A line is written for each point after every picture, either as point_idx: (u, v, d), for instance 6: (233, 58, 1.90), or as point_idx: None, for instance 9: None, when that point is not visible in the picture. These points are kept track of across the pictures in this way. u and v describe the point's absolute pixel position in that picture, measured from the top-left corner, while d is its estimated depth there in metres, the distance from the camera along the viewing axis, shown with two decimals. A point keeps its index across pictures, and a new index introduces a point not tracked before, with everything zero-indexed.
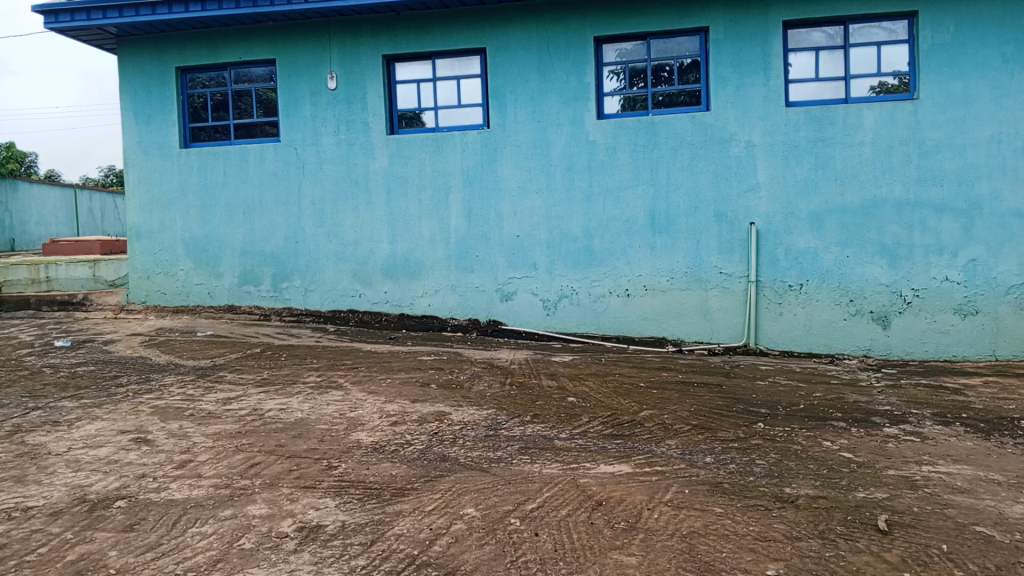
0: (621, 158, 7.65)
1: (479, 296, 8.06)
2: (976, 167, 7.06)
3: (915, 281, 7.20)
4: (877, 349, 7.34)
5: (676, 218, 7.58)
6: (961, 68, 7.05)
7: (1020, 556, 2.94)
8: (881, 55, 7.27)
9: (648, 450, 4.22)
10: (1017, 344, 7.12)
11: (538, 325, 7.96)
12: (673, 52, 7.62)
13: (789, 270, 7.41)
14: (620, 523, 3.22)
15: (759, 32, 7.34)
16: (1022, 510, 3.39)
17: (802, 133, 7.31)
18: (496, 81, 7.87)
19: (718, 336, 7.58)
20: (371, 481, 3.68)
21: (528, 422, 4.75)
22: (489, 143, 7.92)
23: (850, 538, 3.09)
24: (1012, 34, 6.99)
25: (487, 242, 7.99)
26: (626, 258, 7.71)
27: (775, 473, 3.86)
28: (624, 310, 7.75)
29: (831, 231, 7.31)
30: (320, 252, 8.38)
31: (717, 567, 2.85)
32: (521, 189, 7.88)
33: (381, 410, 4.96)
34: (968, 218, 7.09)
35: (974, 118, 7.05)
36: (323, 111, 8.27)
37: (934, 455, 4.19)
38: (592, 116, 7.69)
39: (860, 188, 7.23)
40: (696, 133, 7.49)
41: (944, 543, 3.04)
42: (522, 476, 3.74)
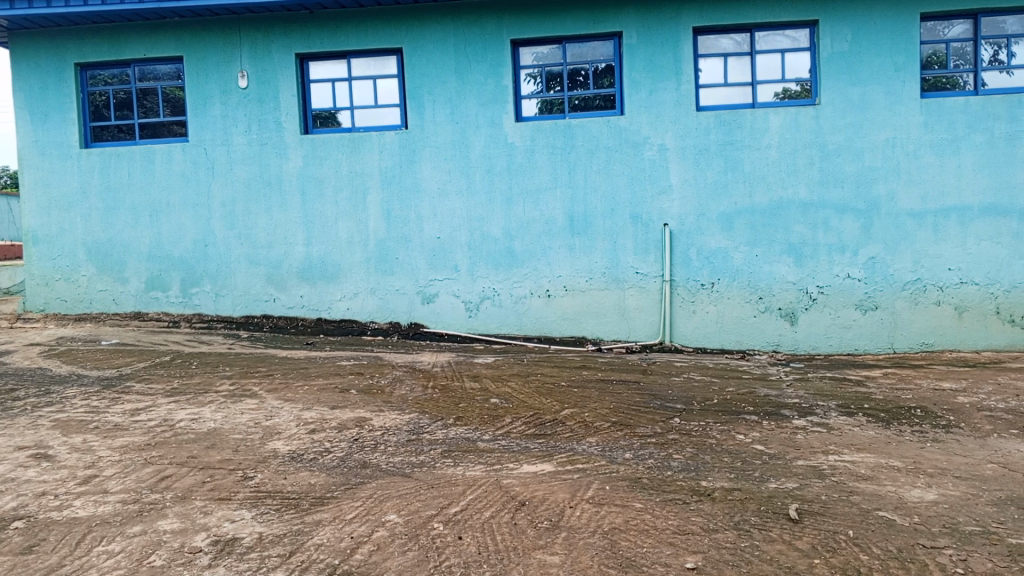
0: (539, 160, 7.72)
1: (399, 299, 7.98)
2: (873, 170, 7.43)
3: (819, 279, 7.53)
4: (786, 344, 7.63)
5: (593, 220, 7.69)
6: (858, 76, 7.41)
7: (919, 538, 3.11)
8: (785, 62, 7.57)
9: (570, 448, 4.27)
10: (913, 337, 7.51)
11: (459, 327, 7.94)
12: (588, 56, 7.74)
13: (701, 269, 7.63)
14: (543, 523, 3.24)
15: (671, 38, 7.53)
16: (919, 494, 3.59)
17: (711, 137, 7.54)
18: (413, 82, 7.81)
19: (636, 335, 7.73)
20: (290, 490, 3.59)
21: (451, 425, 4.73)
22: (407, 144, 7.86)
23: (763, 528, 3.20)
24: (905, 43, 7.38)
25: (407, 244, 7.93)
26: (546, 260, 7.77)
27: (692, 467, 3.96)
28: (545, 311, 7.81)
29: (740, 231, 7.56)
30: (233, 256, 8.13)
31: (638, 562, 2.90)
32: (441, 190, 7.85)
33: (298, 417, 4.84)
34: (867, 218, 7.45)
35: (871, 123, 7.41)
36: (233, 110, 8.03)
37: (839, 445, 4.39)
38: (510, 118, 7.73)
39: (767, 189, 7.51)
40: (611, 137, 7.63)
41: (851, 529, 3.18)
42: (445, 479, 3.72)
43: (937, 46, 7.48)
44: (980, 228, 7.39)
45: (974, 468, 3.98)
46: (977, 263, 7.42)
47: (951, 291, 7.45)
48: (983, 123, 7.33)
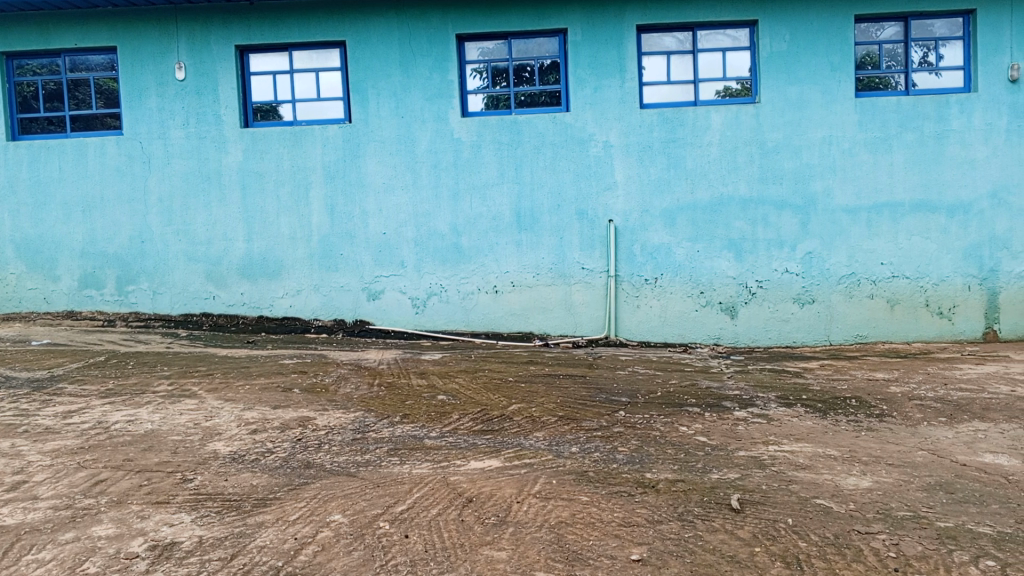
0: (485, 156, 7.70)
1: (344, 295, 7.87)
2: (810, 167, 7.62)
3: (759, 273, 7.71)
4: (727, 338, 7.78)
5: (540, 216, 7.71)
6: (796, 75, 7.59)
7: (854, 524, 3.21)
8: (726, 61, 7.72)
9: (518, 444, 4.28)
10: (848, 330, 7.74)
11: (406, 324, 7.89)
12: (533, 52, 7.76)
13: (645, 265, 7.73)
14: (490, 519, 3.24)
15: (616, 35, 7.60)
16: (854, 481, 3.71)
17: (655, 134, 7.64)
18: (357, 76, 7.71)
19: (583, 330, 7.79)
20: (231, 492, 3.52)
21: (397, 422, 4.69)
22: (350, 138, 7.76)
23: (706, 518, 3.26)
24: (840, 44, 7.59)
25: (351, 240, 7.83)
26: (493, 255, 7.77)
27: (637, 459, 4.01)
28: (492, 306, 7.81)
29: (683, 227, 7.69)
30: (171, 252, 7.91)
31: (584, 555, 2.93)
32: (386, 185, 7.77)
33: (239, 417, 4.74)
34: (804, 214, 7.65)
35: (808, 121, 7.60)
36: (170, 103, 7.81)
37: (779, 435, 4.50)
38: (456, 113, 7.70)
39: (708, 186, 7.65)
40: (557, 133, 7.66)
41: (790, 517, 3.27)
42: (391, 478, 3.69)
43: (870, 48, 7.71)
44: (911, 224, 7.64)
45: (905, 456, 4.13)
46: (908, 257, 7.67)
47: (884, 285, 7.69)
48: (914, 122, 7.59)
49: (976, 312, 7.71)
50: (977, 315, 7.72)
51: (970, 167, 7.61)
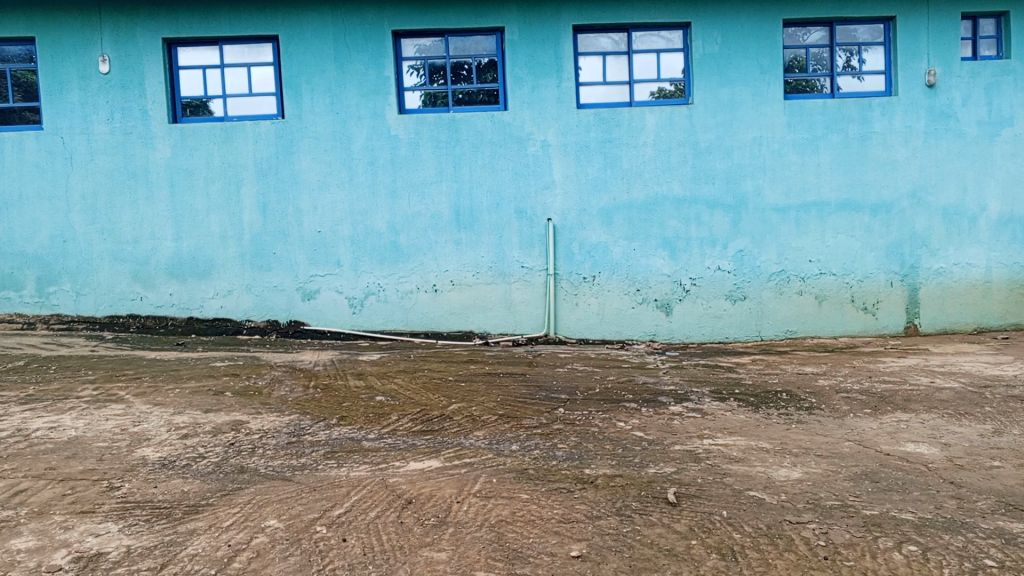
0: (423, 154, 7.65)
1: (278, 295, 7.72)
2: (741, 167, 7.81)
3: (692, 271, 7.87)
4: (662, 334, 7.91)
5: (479, 214, 7.71)
6: (727, 77, 7.77)
7: (786, 514, 3.30)
8: (660, 63, 7.85)
9: (458, 443, 4.27)
10: (778, 325, 7.96)
11: (343, 324, 7.78)
12: (471, 50, 7.74)
13: (583, 263, 7.80)
14: (430, 520, 3.22)
15: (552, 35, 7.64)
16: (786, 473, 3.82)
17: (592, 134, 7.72)
18: (290, 71, 7.56)
19: (523, 328, 7.82)
20: (160, 499, 3.40)
21: (334, 425, 4.62)
22: (283, 134, 7.60)
23: (644, 512, 3.31)
24: (769, 47, 7.79)
25: (285, 239, 7.67)
26: (432, 254, 7.73)
27: (576, 456, 4.05)
28: (431, 306, 7.77)
29: (619, 225, 7.79)
30: (95, 252, 7.63)
31: (525, 553, 2.93)
32: (320, 182, 7.65)
33: (169, 422, 4.59)
34: (735, 213, 7.84)
35: (739, 122, 7.79)
36: (93, 96, 7.51)
37: (713, 429, 4.60)
38: (392, 110, 7.62)
39: (644, 185, 7.77)
40: (495, 132, 7.66)
41: (725, 510, 3.34)
42: (328, 481, 3.63)
43: (797, 51, 7.95)
44: (836, 223, 7.91)
45: (833, 447, 4.27)
46: (834, 255, 7.94)
47: (812, 282, 7.94)
48: (839, 124, 7.84)
49: (898, 306, 8.03)
50: (898, 310, 8.03)
51: (892, 168, 7.91)
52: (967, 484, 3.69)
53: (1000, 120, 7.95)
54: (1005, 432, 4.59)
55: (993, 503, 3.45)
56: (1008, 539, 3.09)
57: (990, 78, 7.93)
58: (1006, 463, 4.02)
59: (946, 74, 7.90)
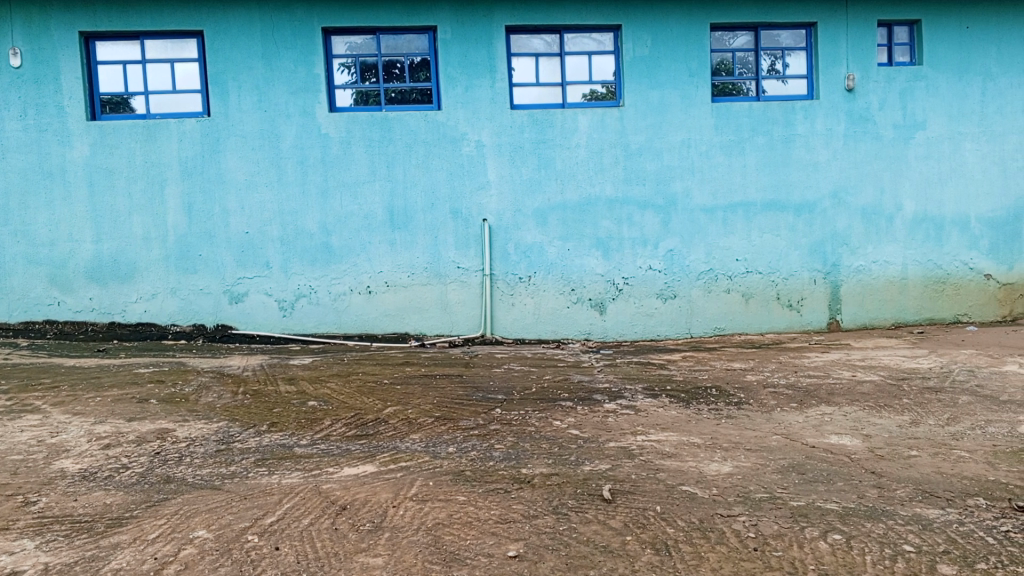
0: (355, 153, 7.55)
1: (204, 298, 7.50)
2: (671, 169, 7.97)
3: (625, 270, 7.98)
4: (597, 333, 8.00)
5: (413, 215, 7.65)
6: (657, 79, 7.91)
7: (717, 508, 3.38)
8: (592, 65, 7.93)
9: (393, 447, 4.23)
10: (707, 322, 8.15)
11: (273, 328, 7.62)
12: (403, 49, 7.68)
13: (518, 263, 7.83)
14: (364, 525, 3.18)
15: (485, 36, 7.64)
16: (716, 467, 3.92)
17: (525, 135, 7.75)
18: (216, 68, 7.36)
19: (459, 329, 7.80)
20: (80, 513, 3.26)
21: (265, 431, 4.52)
22: (209, 133, 7.40)
23: (580, 510, 3.34)
24: (697, 50, 7.96)
25: (211, 240, 7.47)
26: (366, 255, 7.63)
27: (513, 456, 4.05)
28: (365, 307, 7.68)
29: (553, 226, 7.84)
30: (8, 255, 7.29)
31: (462, 556, 2.92)
32: (248, 182, 7.46)
33: (89, 432, 4.41)
34: (666, 213, 7.99)
35: (669, 124, 7.94)
36: (4, 92, 7.16)
37: (646, 426, 4.68)
38: (323, 109, 7.49)
39: (577, 186, 7.85)
40: (429, 132, 7.62)
41: (658, 505, 3.40)
42: (259, 489, 3.54)
43: (724, 55, 8.15)
44: (762, 223, 8.14)
45: (761, 440, 4.40)
46: (760, 254, 8.17)
47: (739, 280, 8.16)
48: (764, 126, 8.07)
49: (821, 303, 8.32)
50: (821, 307, 8.32)
51: (814, 169, 8.18)
52: (886, 473, 3.84)
53: (913, 124, 8.32)
54: (921, 422, 4.80)
55: (911, 491, 3.60)
56: (925, 524, 3.23)
57: (904, 83, 8.29)
58: (922, 451, 4.20)
59: (863, 79, 8.22)
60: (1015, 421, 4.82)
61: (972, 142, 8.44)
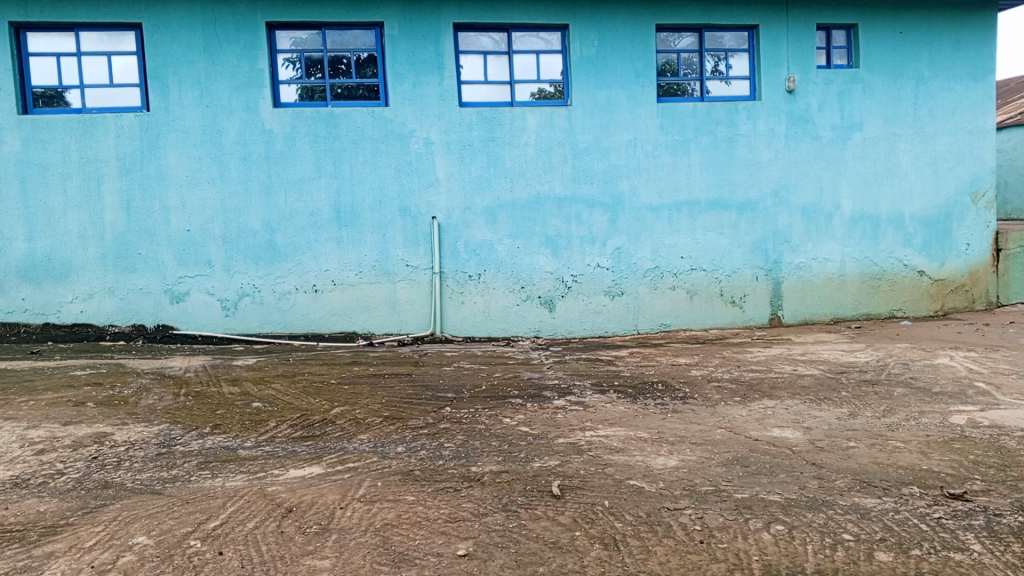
0: (300, 149, 7.43)
1: (144, 298, 7.31)
2: (618, 167, 8.05)
3: (573, 268, 8.04)
4: (546, 330, 8.04)
5: (360, 212, 7.57)
6: (604, 79, 7.97)
7: (664, 501, 3.43)
8: (540, 63, 7.95)
9: (341, 448, 4.18)
10: (653, 319, 8.26)
11: (215, 328, 7.46)
12: (349, 44, 7.58)
13: (468, 261, 7.82)
14: (311, 527, 3.13)
15: (433, 32, 7.59)
16: (663, 461, 3.97)
17: (474, 132, 7.74)
18: (155, 61, 7.16)
19: (408, 327, 7.75)
20: (12, 522, 3.14)
21: (208, 434, 4.41)
22: (148, 128, 7.20)
23: (529, 507, 3.35)
24: (643, 51, 8.05)
25: (151, 238, 7.27)
26: (312, 253, 7.52)
27: (462, 454, 4.05)
28: (311, 307, 7.57)
29: (503, 224, 7.85)
30: None
31: (410, 555, 2.91)
32: (190, 179, 7.29)
33: (22, 437, 4.25)
34: (613, 212, 8.07)
35: (616, 124, 8.02)
36: None
37: (594, 421, 4.72)
38: (267, 104, 7.35)
39: (526, 184, 7.87)
40: (376, 128, 7.54)
41: (607, 500, 3.43)
42: (202, 493, 3.46)
43: (669, 56, 8.26)
44: (706, 221, 8.29)
45: (706, 434, 4.48)
46: (704, 252, 8.32)
47: (684, 277, 8.30)
48: (708, 127, 8.21)
49: (763, 299, 8.50)
50: (763, 303, 8.51)
51: (756, 169, 8.36)
52: (826, 465, 3.95)
53: (851, 125, 8.56)
54: (859, 415, 4.95)
55: (850, 481, 3.72)
56: (863, 513, 3.33)
57: (842, 85, 8.52)
58: (860, 443, 4.33)
59: (803, 81, 8.43)
60: (947, 411, 5.02)
61: (906, 142, 8.73)
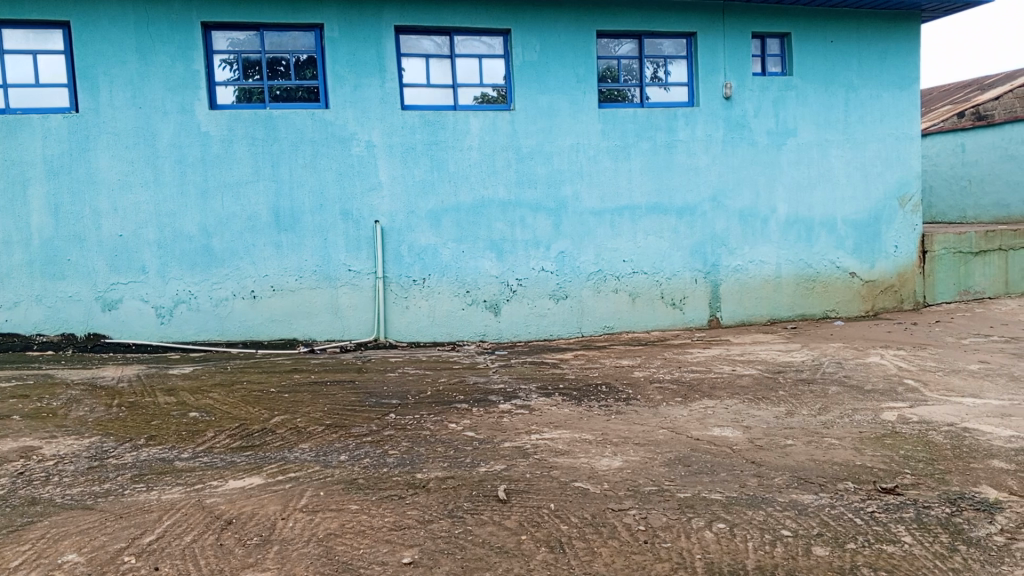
0: (238, 152, 7.27)
1: (74, 306, 7.06)
2: (561, 172, 8.11)
3: (518, 272, 8.06)
4: (491, 334, 8.04)
5: (300, 216, 7.45)
6: (546, 85, 8.03)
7: (609, 503, 3.46)
8: (482, 68, 7.95)
9: (281, 457, 4.09)
10: (597, 321, 8.34)
11: (149, 336, 7.25)
12: (288, 46, 7.44)
13: (412, 266, 7.77)
14: (252, 539, 3.06)
15: (374, 35, 7.52)
16: (607, 462, 4.01)
17: (417, 136, 7.70)
18: (84, 61, 6.92)
19: (350, 333, 7.65)
20: None
21: (142, 445, 4.28)
22: (77, 130, 6.96)
23: (475, 512, 3.35)
24: (584, 56, 8.13)
25: (81, 243, 7.03)
26: (250, 258, 7.37)
27: (407, 461, 4.01)
28: (250, 313, 7.41)
29: (447, 228, 7.83)
30: None
31: (354, 565, 2.87)
32: (122, 182, 7.07)
33: None
34: (557, 216, 8.13)
35: (558, 128, 8.08)
36: None
37: (539, 424, 4.73)
38: (202, 106, 7.17)
39: (470, 188, 7.87)
40: (316, 131, 7.43)
41: (553, 503, 3.45)
42: (137, 507, 3.35)
43: (610, 62, 8.36)
44: (647, 225, 8.42)
45: (649, 434, 4.54)
46: (645, 255, 8.44)
47: (626, 280, 8.40)
48: (648, 132, 8.35)
49: (702, 301, 8.68)
50: (702, 305, 8.68)
51: (695, 173, 8.53)
52: (765, 463, 4.05)
53: (785, 131, 8.81)
54: (796, 413, 5.09)
55: (788, 478, 3.81)
56: (801, 509, 3.42)
57: (776, 92, 8.76)
58: (797, 440, 4.45)
59: (740, 87, 8.63)
60: (878, 408, 5.20)
61: (837, 148, 9.02)
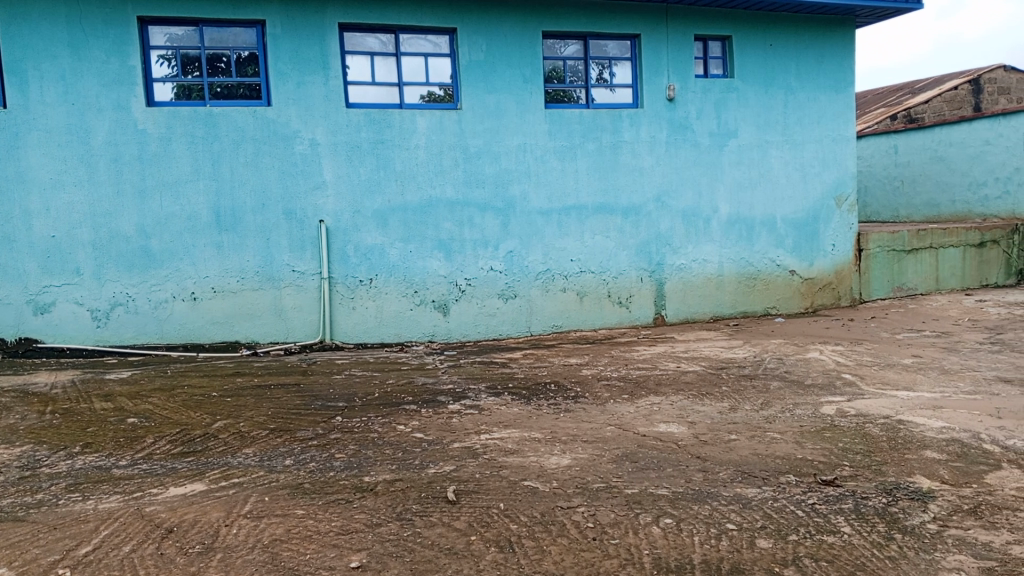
0: (177, 151, 7.09)
1: (3, 310, 6.82)
2: (509, 172, 8.13)
3: (466, 272, 8.04)
4: (440, 334, 8.01)
5: (242, 216, 7.30)
6: (493, 85, 8.03)
7: (558, 501, 3.48)
8: (428, 66, 7.90)
9: (224, 463, 4.00)
10: (545, 320, 8.38)
11: (85, 340, 7.03)
12: (229, 42, 7.27)
13: (358, 266, 7.69)
14: (194, 548, 2.99)
15: (317, 32, 7.41)
16: (556, 460, 4.03)
17: (362, 134, 7.61)
18: (13, 56, 6.66)
19: (295, 335, 7.54)
20: None
21: (78, 453, 4.13)
22: (5, 127, 6.70)
23: (424, 514, 3.33)
24: (531, 57, 8.16)
25: (11, 245, 6.78)
26: (190, 259, 7.19)
27: (355, 464, 3.96)
28: (191, 315, 7.24)
29: (394, 228, 7.77)
30: None
31: (301, 571, 2.82)
32: (54, 181, 6.83)
33: None
34: (504, 216, 8.14)
35: (505, 129, 8.09)
36: None
37: (488, 424, 4.73)
38: (139, 103, 6.97)
39: (417, 188, 7.82)
40: (259, 129, 7.29)
41: (502, 502, 3.45)
42: (72, 517, 3.24)
43: (555, 63, 8.41)
44: (594, 224, 8.49)
45: (597, 432, 4.58)
46: (592, 254, 8.51)
47: (573, 279, 8.46)
48: (593, 133, 8.42)
49: (648, 299, 8.79)
50: (648, 303, 8.80)
51: (640, 174, 8.64)
52: (710, 458, 4.12)
53: (726, 132, 8.99)
54: (739, 408, 5.20)
55: (733, 472, 3.89)
56: (745, 503, 3.49)
57: (718, 94, 8.93)
58: (740, 435, 4.54)
59: (683, 89, 8.77)
60: (818, 402, 5.34)
61: (777, 149, 9.24)
